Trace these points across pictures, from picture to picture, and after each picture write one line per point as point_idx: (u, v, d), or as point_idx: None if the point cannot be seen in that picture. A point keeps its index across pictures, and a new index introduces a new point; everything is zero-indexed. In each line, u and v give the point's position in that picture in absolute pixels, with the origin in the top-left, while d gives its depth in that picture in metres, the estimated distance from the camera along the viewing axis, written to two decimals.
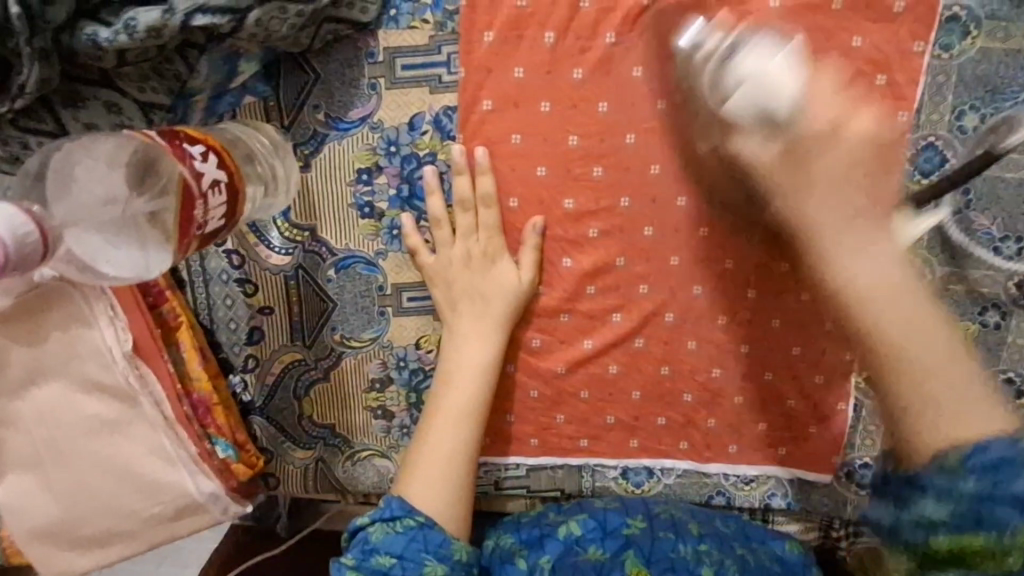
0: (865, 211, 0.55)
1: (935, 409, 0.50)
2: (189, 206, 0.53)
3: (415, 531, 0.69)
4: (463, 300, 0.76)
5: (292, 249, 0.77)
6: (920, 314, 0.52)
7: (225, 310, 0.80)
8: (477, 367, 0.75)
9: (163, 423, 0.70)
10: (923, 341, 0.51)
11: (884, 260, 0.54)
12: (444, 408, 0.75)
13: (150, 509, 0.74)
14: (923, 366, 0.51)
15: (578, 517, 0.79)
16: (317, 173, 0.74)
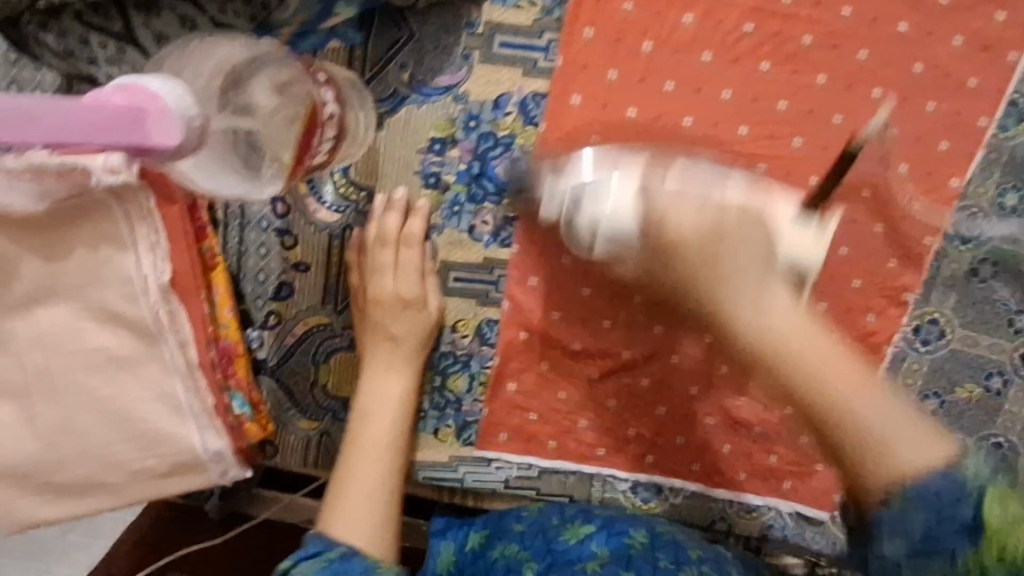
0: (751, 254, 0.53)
1: (876, 427, 0.45)
2: (315, 133, 0.68)
3: (336, 564, 0.60)
4: (377, 337, 0.73)
5: (344, 208, 0.74)
6: (824, 352, 0.47)
7: (257, 260, 0.75)
8: (393, 403, 0.74)
9: (184, 369, 0.64)
10: (838, 367, 0.47)
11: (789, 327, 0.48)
12: (360, 440, 0.72)
13: (141, 461, 0.67)
14: (809, 367, 0.47)
15: (586, 528, 0.76)
16: (388, 134, 0.72)
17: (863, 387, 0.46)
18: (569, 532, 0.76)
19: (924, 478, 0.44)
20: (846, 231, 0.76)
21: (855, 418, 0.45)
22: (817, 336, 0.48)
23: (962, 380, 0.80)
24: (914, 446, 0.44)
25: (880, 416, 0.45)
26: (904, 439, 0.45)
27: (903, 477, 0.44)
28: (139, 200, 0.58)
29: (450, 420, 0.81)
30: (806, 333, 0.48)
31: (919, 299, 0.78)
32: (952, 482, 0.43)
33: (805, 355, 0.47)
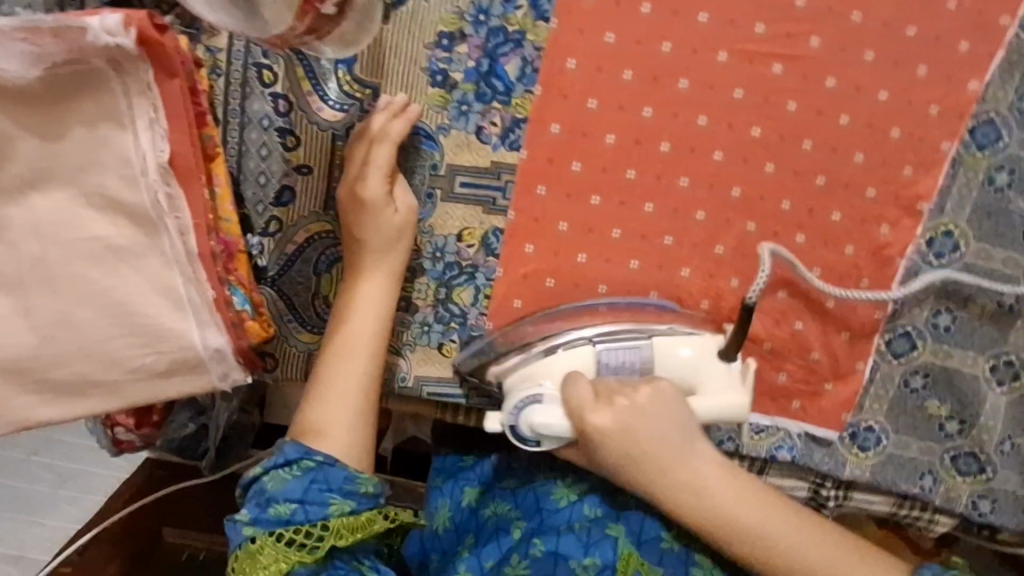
0: (680, 432, 0.66)
1: (777, 549, 0.64)
2: None
3: (314, 473, 0.65)
4: (353, 238, 0.72)
5: (349, 106, 0.71)
6: (721, 476, 0.65)
7: (257, 162, 0.72)
8: (370, 300, 0.72)
9: (184, 258, 0.62)
10: (745, 509, 0.64)
11: (665, 438, 0.65)
12: (342, 339, 0.71)
13: (141, 359, 0.65)
14: (722, 506, 0.64)
15: (578, 486, 0.74)
16: (396, 27, 0.70)
17: (738, 492, 0.65)
18: (560, 489, 0.74)
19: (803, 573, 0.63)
20: (862, 135, 0.74)
21: (801, 549, 0.63)
22: (726, 476, 0.65)
23: (974, 295, 0.80)
24: (792, 566, 0.63)
25: (750, 514, 0.64)
26: (809, 560, 0.63)
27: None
28: (140, 72, 0.56)
29: (455, 335, 0.80)
30: (735, 501, 0.64)
31: (933, 210, 0.77)
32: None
33: (807, 566, 0.63)
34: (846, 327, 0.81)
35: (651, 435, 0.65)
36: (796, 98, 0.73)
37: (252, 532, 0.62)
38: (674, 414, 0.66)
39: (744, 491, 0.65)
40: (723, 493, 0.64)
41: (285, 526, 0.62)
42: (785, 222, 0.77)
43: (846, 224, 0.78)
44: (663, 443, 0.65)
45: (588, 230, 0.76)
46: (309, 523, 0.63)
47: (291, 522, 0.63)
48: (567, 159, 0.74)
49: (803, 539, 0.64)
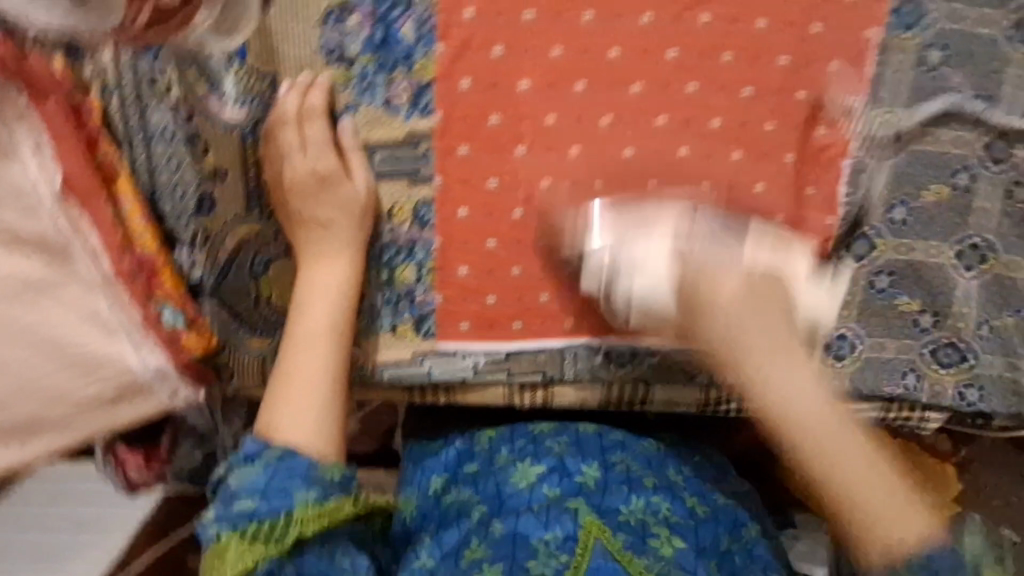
0: (773, 339, 0.62)
1: (863, 507, 0.57)
2: None
3: (275, 466, 0.63)
4: (302, 223, 0.72)
5: (249, 101, 0.69)
6: (806, 388, 0.61)
7: (169, 174, 0.70)
8: (330, 283, 0.72)
9: (101, 281, 0.61)
10: (849, 451, 0.59)
11: (778, 342, 0.62)
12: (299, 332, 0.71)
13: (83, 391, 0.63)
14: (830, 457, 0.59)
15: (535, 469, 0.83)
16: (281, 11, 0.67)
17: (848, 439, 0.59)
18: (519, 473, 0.83)
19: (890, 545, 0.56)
20: (781, 38, 0.71)
21: (859, 495, 0.58)
22: (818, 399, 0.61)
23: (928, 182, 0.78)
24: (872, 492, 0.57)
25: (863, 469, 0.58)
26: (890, 515, 0.57)
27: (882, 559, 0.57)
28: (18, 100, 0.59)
29: (406, 314, 0.79)
30: (775, 352, 0.62)
31: (870, 102, 0.74)
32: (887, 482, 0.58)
33: (884, 532, 0.57)
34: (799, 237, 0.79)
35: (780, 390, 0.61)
36: (707, 11, 0.70)
37: (215, 531, 0.61)
38: (735, 231, 0.70)
39: (847, 438, 0.59)
40: (841, 430, 0.60)
41: (249, 521, 0.61)
42: (717, 141, 0.75)
43: (782, 134, 0.75)
44: (798, 396, 0.61)
45: (519, 185, 0.74)
46: (274, 515, 0.61)
47: (256, 517, 0.61)
48: (483, 115, 0.72)
49: (910, 504, 0.58)
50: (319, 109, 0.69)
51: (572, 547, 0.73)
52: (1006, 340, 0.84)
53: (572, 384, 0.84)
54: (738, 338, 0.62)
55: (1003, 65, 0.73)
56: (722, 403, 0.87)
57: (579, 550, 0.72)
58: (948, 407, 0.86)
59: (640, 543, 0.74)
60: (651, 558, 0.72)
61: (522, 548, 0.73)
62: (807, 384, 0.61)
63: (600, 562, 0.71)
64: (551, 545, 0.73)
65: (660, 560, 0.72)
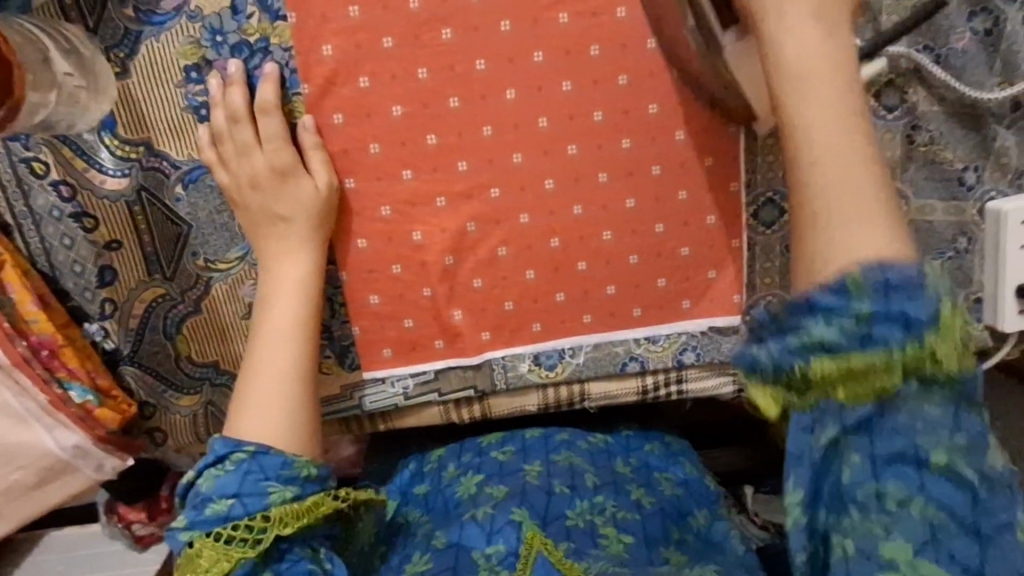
0: (831, 49, 0.50)
1: (824, 235, 0.48)
2: None
3: (248, 464, 0.63)
4: (263, 223, 0.70)
5: (128, 170, 0.70)
6: (846, 150, 0.49)
7: (66, 252, 0.71)
8: (293, 283, 0.70)
9: (0, 371, 0.63)
10: (846, 180, 0.48)
11: (816, 63, 0.50)
12: (265, 334, 0.69)
13: (6, 478, 0.65)
14: (810, 159, 0.49)
15: (477, 478, 0.83)
16: (139, 77, 0.67)
17: (859, 178, 0.48)
18: (463, 484, 0.83)
19: (890, 277, 0.44)
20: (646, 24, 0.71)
21: (836, 232, 0.47)
22: (847, 130, 0.49)
23: None
24: (859, 257, 0.46)
25: (847, 233, 0.47)
26: (853, 241, 0.47)
27: (842, 276, 0.46)
28: None
29: (328, 350, 0.80)
30: (830, 207, 0.48)
31: None
32: (914, 283, 0.44)
33: (840, 255, 0.47)
34: (707, 211, 0.78)
35: (800, 91, 0.50)
36: (565, 9, 0.70)
37: (189, 536, 0.62)
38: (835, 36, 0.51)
39: (887, 219, 0.48)
40: (862, 186, 0.48)
41: (224, 523, 0.62)
42: (602, 134, 0.74)
43: (667, 117, 0.74)
44: (814, 111, 0.49)
45: (414, 209, 0.75)
46: (250, 514, 0.62)
47: (231, 518, 0.62)
48: (363, 145, 0.72)
49: (871, 217, 0.47)
50: (244, 108, 0.67)
51: (513, 561, 0.71)
52: None
53: (505, 392, 0.84)
54: (807, 102, 0.50)
55: (877, 13, 0.73)
56: (660, 387, 0.86)
57: (520, 563, 0.70)
58: None
59: (584, 548, 0.72)
60: (592, 560, 0.71)
61: (464, 564, 0.72)
62: (870, 171, 0.49)
63: (540, 574, 0.69)
64: (494, 559, 0.72)
65: (599, 559, 0.71)
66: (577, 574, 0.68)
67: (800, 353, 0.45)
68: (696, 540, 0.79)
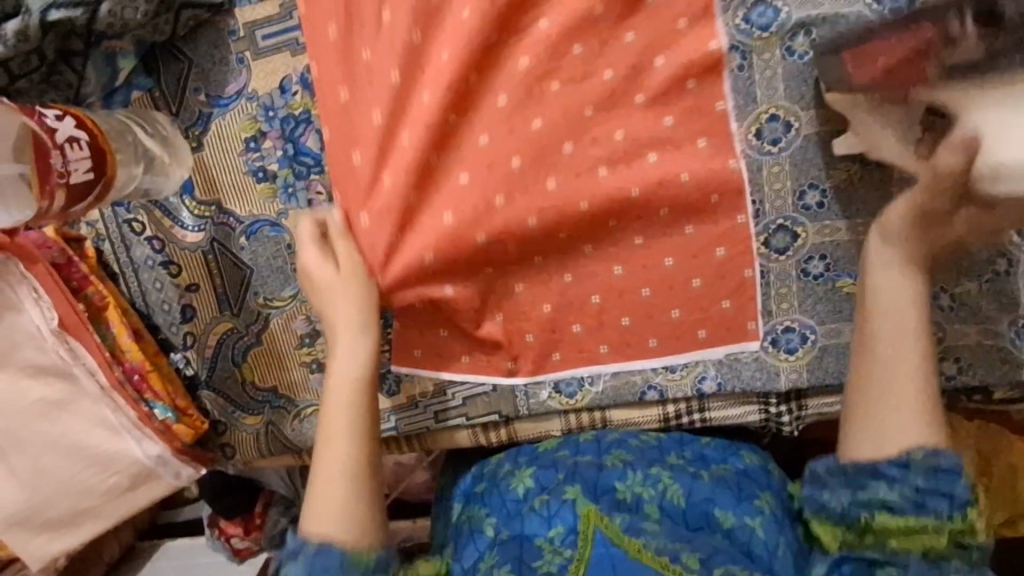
0: (921, 322, 0.66)
1: (886, 424, 0.66)
2: (45, 155, 0.58)
3: (313, 557, 0.69)
4: (319, 313, 0.77)
5: (203, 225, 0.84)
6: (902, 333, 0.66)
7: (156, 294, 0.86)
8: (351, 372, 0.74)
9: (102, 393, 0.77)
10: (902, 385, 0.66)
11: (899, 325, 0.66)
12: (327, 424, 0.73)
13: (106, 481, 0.79)
14: (885, 351, 0.67)
15: (529, 472, 0.81)
16: (211, 150, 0.82)
17: (906, 360, 0.66)
18: (516, 480, 0.81)
19: (944, 468, 0.63)
20: (639, 73, 0.76)
21: (883, 426, 0.66)
22: (908, 287, 0.67)
23: (830, 163, 0.78)
24: (902, 430, 0.65)
25: (894, 411, 0.66)
26: (898, 424, 0.66)
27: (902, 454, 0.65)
28: (12, 268, 0.73)
29: None
30: (892, 338, 0.67)
31: (747, 103, 0.77)
32: (954, 471, 0.63)
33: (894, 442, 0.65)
34: (716, 241, 0.81)
35: (887, 292, 0.67)
36: (563, 66, 0.77)
37: None
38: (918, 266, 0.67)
39: (925, 401, 0.66)
40: (910, 411, 0.65)
41: None
42: (605, 176, 0.80)
43: (668, 157, 0.78)
44: (905, 301, 0.66)
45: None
46: None
47: None
48: (373, 187, 0.77)
49: (917, 415, 0.65)
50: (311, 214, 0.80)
51: (573, 540, 0.71)
52: (974, 307, 0.80)
53: (529, 418, 0.90)
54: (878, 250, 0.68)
55: None
56: (682, 415, 0.88)
57: (580, 542, 0.70)
58: None
59: (638, 523, 0.72)
60: (648, 538, 0.69)
61: (528, 551, 0.71)
62: (918, 351, 0.66)
63: (601, 550, 0.68)
64: (556, 542, 0.71)
65: (655, 533, 0.70)
66: (637, 549, 0.67)
67: (878, 513, 0.65)
68: (762, 524, 0.73)
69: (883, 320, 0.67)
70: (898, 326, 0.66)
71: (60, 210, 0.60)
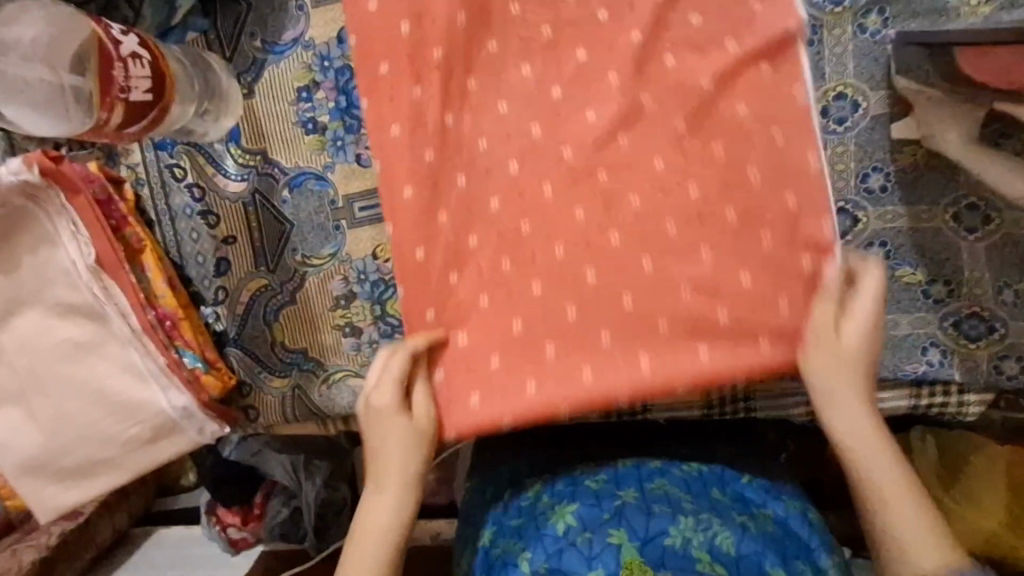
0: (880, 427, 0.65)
1: (896, 539, 0.61)
2: (107, 66, 0.56)
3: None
4: (368, 425, 0.69)
5: (247, 175, 0.82)
6: (878, 445, 0.64)
7: (192, 245, 0.84)
8: (396, 460, 0.68)
9: (132, 336, 0.73)
10: (902, 519, 0.61)
11: (862, 430, 0.64)
12: (369, 526, 0.66)
13: (127, 432, 0.76)
14: (866, 473, 0.63)
15: (571, 508, 0.73)
16: (262, 97, 0.80)
17: (892, 481, 0.63)
18: (557, 515, 0.73)
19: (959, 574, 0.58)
20: (719, 26, 0.70)
21: (893, 520, 0.62)
22: (851, 389, 0.65)
23: (898, 145, 0.76)
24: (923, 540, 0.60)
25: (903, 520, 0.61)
26: (918, 543, 0.60)
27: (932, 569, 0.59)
28: (52, 196, 0.70)
29: None
30: (867, 447, 0.64)
31: (815, 79, 0.75)
32: None
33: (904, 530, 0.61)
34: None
35: (837, 418, 0.65)
36: None
37: None
38: (849, 359, 0.66)
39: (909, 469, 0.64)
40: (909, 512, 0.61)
41: None
42: None
43: None
44: (866, 424, 0.65)
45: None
46: None
47: None
48: (418, 152, 0.74)
49: (936, 537, 0.61)
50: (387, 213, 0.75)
51: None
52: None
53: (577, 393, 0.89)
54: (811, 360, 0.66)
55: (952, 19, 0.71)
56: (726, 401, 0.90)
57: None
58: (988, 385, 0.79)
59: None
60: None
61: None
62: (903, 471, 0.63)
63: None
64: None
65: None
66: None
67: None
68: None
69: (849, 448, 0.64)
70: (854, 425, 0.64)
71: (114, 127, 0.58)
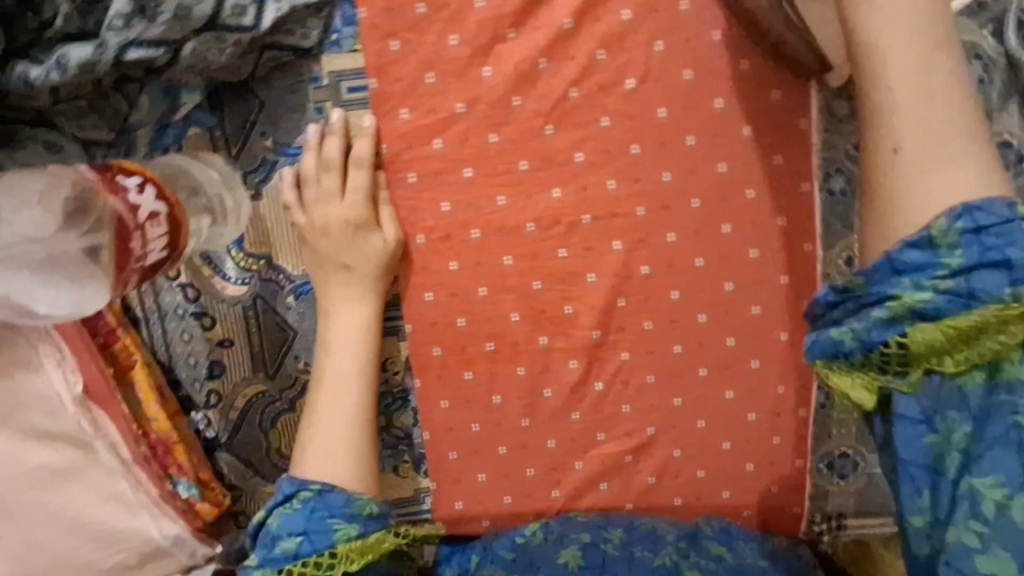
0: (953, 147, 0.53)
1: (906, 189, 0.54)
2: (128, 236, 0.57)
3: (314, 502, 0.66)
4: (334, 267, 0.72)
5: (248, 279, 0.76)
6: (941, 136, 0.53)
7: (183, 346, 0.77)
8: (353, 328, 0.72)
9: (120, 466, 0.70)
10: (941, 169, 0.53)
11: (926, 117, 0.54)
12: (329, 373, 0.71)
13: (108, 560, 0.69)
14: (906, 188, 0.54)
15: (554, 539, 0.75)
16: (268, 201, 0.73)
17: (940, 126, 0.54)
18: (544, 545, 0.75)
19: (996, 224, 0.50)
20: (743, 177, 0.74)
21: (914, 193, 0.53)
22: (932, 71, 0.54)
23: None
24: (945, 159, 0.53)
25: (937, 146, 0.53)
26: (946, 173, 0.53)
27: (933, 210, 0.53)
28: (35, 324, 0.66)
29: (407, 456, 0.83)
30: (931, 150, 0.53)
31: (839, 229, 0.76)
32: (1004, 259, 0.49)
33: (947, 192, 0.52)
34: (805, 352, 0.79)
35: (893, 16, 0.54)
36: (667, 170, 0.74)
37: (261, 574, 0.64)
38: (933, 64, 0.54)
39: (953, 134, 0.54)
40: (949, 188, 0.52)
41: (294, 561, 0.64)
42: (701, 280, 0.77)
43: (767, 258, 0.76)
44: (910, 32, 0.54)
45: (513, 345, 0.79)
46: (316, 552, 0.64)
47: (299, 556, 0.64)
48: (444, 262, 0.76)
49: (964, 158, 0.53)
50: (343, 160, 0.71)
51: None
52: None
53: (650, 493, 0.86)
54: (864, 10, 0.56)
55: None
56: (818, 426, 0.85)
57: None
58: None
59: None
60: None
61: None
62: (971, 159, 0.53)
63: None
64: None
65: None
66: None
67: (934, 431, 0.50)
68: None
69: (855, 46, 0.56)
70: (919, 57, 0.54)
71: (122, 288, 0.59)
